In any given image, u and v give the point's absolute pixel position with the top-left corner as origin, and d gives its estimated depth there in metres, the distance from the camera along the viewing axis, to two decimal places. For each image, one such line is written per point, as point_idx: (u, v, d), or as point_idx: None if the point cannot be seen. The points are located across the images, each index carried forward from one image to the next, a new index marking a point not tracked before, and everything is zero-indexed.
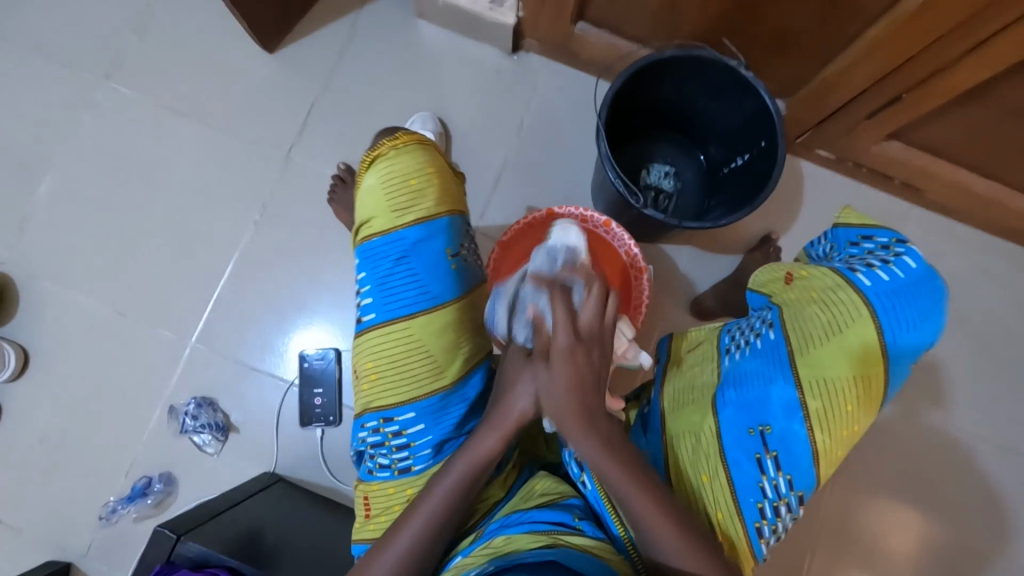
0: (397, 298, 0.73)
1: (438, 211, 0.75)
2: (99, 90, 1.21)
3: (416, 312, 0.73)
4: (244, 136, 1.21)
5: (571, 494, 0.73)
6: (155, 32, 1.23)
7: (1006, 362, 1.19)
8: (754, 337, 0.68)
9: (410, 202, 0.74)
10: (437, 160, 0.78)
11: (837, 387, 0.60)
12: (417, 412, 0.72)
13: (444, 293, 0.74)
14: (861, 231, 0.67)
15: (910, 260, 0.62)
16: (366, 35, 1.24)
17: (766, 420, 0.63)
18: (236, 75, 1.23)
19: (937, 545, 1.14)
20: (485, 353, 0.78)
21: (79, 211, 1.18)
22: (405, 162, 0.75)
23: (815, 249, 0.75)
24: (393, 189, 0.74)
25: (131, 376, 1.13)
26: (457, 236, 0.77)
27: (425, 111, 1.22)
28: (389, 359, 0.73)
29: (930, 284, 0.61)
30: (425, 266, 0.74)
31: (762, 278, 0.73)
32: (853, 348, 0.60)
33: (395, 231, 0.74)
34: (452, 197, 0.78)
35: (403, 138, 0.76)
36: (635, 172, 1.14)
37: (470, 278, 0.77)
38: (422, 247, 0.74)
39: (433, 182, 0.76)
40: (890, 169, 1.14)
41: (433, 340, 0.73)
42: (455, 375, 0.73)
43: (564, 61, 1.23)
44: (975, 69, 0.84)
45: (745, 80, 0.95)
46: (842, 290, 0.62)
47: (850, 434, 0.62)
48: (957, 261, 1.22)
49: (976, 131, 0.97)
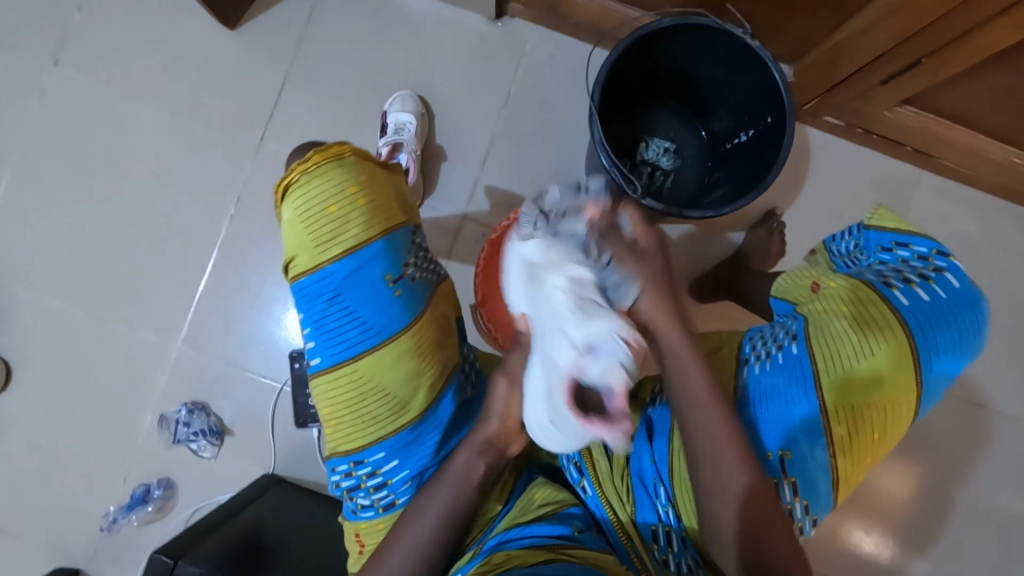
0: (338, 339, 0.69)
1: (367, 236, 0.69)
2: (48, 77, 1.12)
3: (362, 351, 0.69)
4: (211, 122, 1.13)
5: (572, 501, 0.69)
6: (102, 8, 1.13)
7: (1014, 332, 1.17)
8: (776, 350, 0.66)
9: (334, 234, 0.68)
10: (359, 175, 0.70)
11: (864, 409, 0.62)
12: (388, 450, 0.69)
13: (390, 324, 0.69)
14: (895, 236, 0.70)
15: (952, 279, 0.65)
16: (334, 4, 1.13)
17: (788, 443, 0.62)
18: (195, 54, 1.13)
19: (936, 515, 1.15)
20: (454, 371, 0.73)
21: (42, 211, 1.11)
22: (319, 188, 0.68)
23: (837, 245, 0.77)
24: (313, 222, 0.68)
25: (118, 383, 1.10)
26: (397, 257, 0.71)
27: (403, 89, 1.13)
28: (344, 403, 0.69)
29: (963, 306, 0.64)
30: (362, 300, 0.69)
31: (786, 286, 0.72)
32: (885, 373, 0.62)
33: (323, 267, 0.69)
34: (384, 214, 0.70)
35: (316, 160, 0.69)
36: (632, 148, 1.07)
37: (421, 299, 0.71)
38: (356, 279, 0.69)
39: (356, 204, 0.69)
40: (902, 136, 1.06)
41: (388, 375, 0.69)
42: (421, 406, 0.69)
43: (552, 26, 1.12)
44: (1004, 32, 0.75)
45: (750, 48, 0.87)
46: (877, 306, 0.64)
47: (869, 456, 0.64)
48: (970, 229, 1.17)
49: (998, 96, 0.90)
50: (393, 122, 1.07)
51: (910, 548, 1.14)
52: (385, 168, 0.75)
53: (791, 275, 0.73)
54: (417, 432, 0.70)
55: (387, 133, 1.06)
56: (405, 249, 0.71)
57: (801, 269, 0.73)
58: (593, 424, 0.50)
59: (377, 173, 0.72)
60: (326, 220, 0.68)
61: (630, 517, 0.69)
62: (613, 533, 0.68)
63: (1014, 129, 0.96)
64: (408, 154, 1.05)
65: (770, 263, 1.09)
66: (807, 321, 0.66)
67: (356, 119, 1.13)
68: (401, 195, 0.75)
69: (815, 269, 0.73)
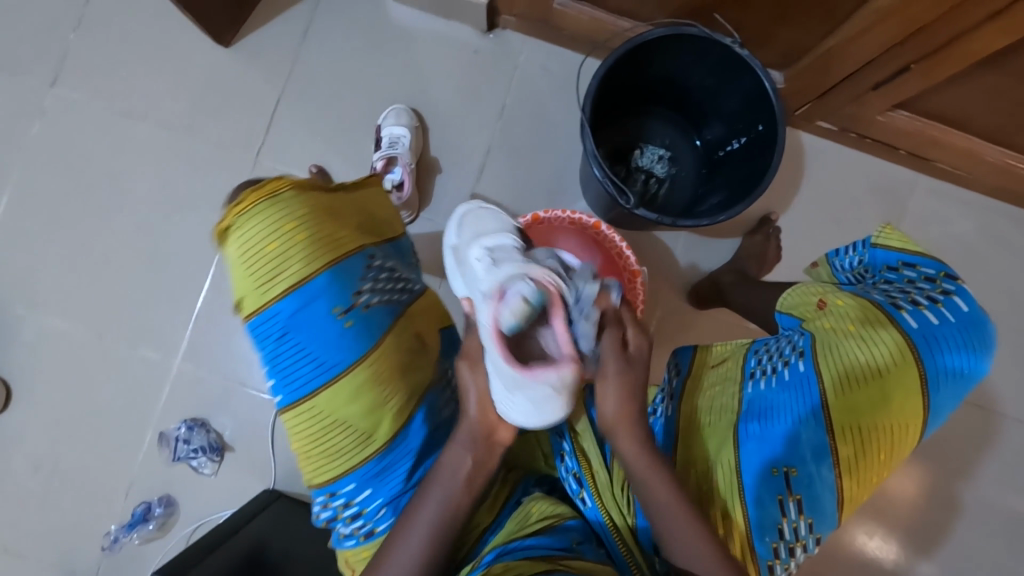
0: (294, 377, 0.69)
1: (310, 272, 0.68)
2: (46, 98, 1.13)
3: (318, 387, 0.68)
4: (207, 140, 1.13)
5: (570, 514, 0.68)
6: (99, 29, 1.14)
7: (1015, 333, 1.16)
8: (782, 366, 0.66)
9: (275, 274, 0.67)
10: (297, 209, 0.68)
11: (871, 431, 0.61)
12: (358, 480, 0.69)
13: (344, 357, 0.68)
14: (901, 256, 0.66)
15: (961, 302, 0.62)
16: (328, 20, 1.14)
17: (793, 462, 0.62)
18: (191, 72, 1.14)
19: (940, 518, 1.14)
20: (419, 396, 0.72)
21: (41, 230, 1.12)
22: (253, 229, 0.67)
23: (838, 259, 0.74)
24: (255, 264, 0.67)
25: (118, 401, 1.10)
26: (346, 288, 0.69)
27: (398, 102, 1.13)
28: (309, 439, 0.70)
29: (976, 329, 0.62)
30: (312, 337, 0.68)
31: (793, 301, 0.71)
32: (893, 394, 0.61)
33: (268, 308, 0.68)
34: (328, 247, 0.69)
35: (250, 198, 0.67)
36: (626, 157, 1.08)
37: (376, 326, 0.70)
38: (304, 316, 0.68)
39: (295, 240, 0.67)
40: (895, 139, 1.07)
41: (347, 407, 0.68)
42: (386, 434, 0.69)
43: (545, 37, 1.13)
44: (994, 36, 0.75)
45: (741, 58, 0.88)
46: (884, 329, 0.62)
47: (874, 476, 0.63)
48: (968, 231, 1.16)
49: (990, 99, 0.89)
50: (388, 135, 1.08)
51: (915, 552, 1.14)
52: (328, 194, 0.72)
53: (797, 291, 0.72)
54: (385, 462, 0.69)
55: (382, 147, 1.07)
56: (352, 279, 0.70)
57: (807, 285, 0.71)
58: (531, 370, 0.52)
59: (317, 203, 0.70)
60: (265, 261, 0.67)
61: (630, 527, 0.68)
62: (613, 544, 0.67)
63: (1008, 132, 0.96)
64: (402, 167, 1.06)
65: (767, 269, 1.09)
66: (814, 337, 0.65)
67: (352, 133, 1.13)
68: (348, 222, 0.72)
69: (822, 283, 0.71)
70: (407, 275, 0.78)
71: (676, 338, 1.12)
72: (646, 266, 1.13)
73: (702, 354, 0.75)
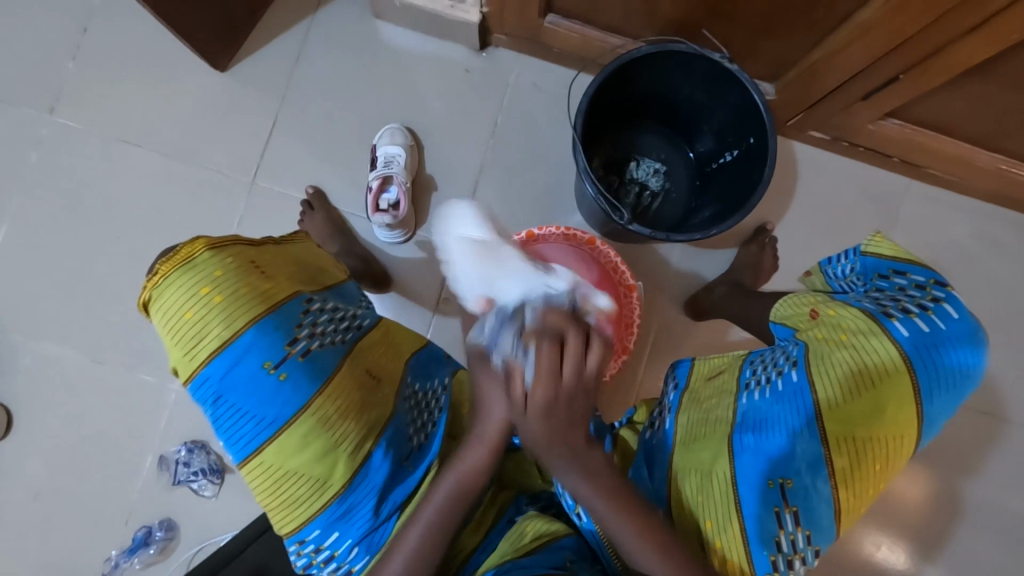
0: (236, 439, 0.63)
1: (234, 331, 0.60)
2: (44, 125, 1.14)
3: (262, 444, 0.62)
4: (204, 162, 1.14)
5: (564, 531, 0.67)
6: (96, 57, 1.15)
7: (1015, 337, 1.16)
8: (776, 376, 0.66)
9: (198, 341, 0.60)
10: (213, 269, 0.61)
11: (865, 442, 0.60)
12: (323, 526, 0.65)
13: (284, 410, 0.62)
14: (892, 264, 0.67)
15: (951, 309, 0.62)
16: (322, 43, 1.16)
17: (788, 473, 0.61)
18: (188, 97, 1.15)
19: (947, 525, 1.13)
20: (376, 434, 0.66)
21: (40, 256, 1.13)
22: (169, 298, 0.60)
23: (832, 266, 0.74)
24: (176, 335, 0.61)
25: (118, 425, 1.10)
26: (278, 339, 0.62)
27: (392, 122, 1.15)
28: (264, 495, 0.64)
29: (967, 336, 0.61)
30: (246, 397, 0.62)
31: (789, 313, 0.73)
32: (886, 403, 0.60)
33: (197, 375, 0.61)
34: (250, 302, 0.61)
35: (162, 266, 0.61)
36: (621, 170, 1.08)
37: (320, 369, 0.64)
38: (234, 378, 0.61)
39: (214, 301, 0.60)
40: (886, 147, 1.07)
41: (296, 461, 0.63)
42: (342, 479, 0.64)
43: (536, 54, 1.14)
44: (979, 47, 0.76)
45: (729, 72, 0.88)
46: (874, 337, 0.61)
47: (872, 488, 0.62)
48: (963, 236, 1.17)
49: (979, 106, 0.90)
50: (382, 155, 1.09)
51: (922, 560, 1.13)
52: (251, 248, 0.66)
53: (792, 301, 0.73)
54: (348, 503, 0.65)
55: (377, 167, 1.08)
56: (283, 330, 0.63)
57: (802, 294, 0.73)
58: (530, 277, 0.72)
59: (237, 258, 0.64)
60: (186, 330, 0.60)
61: None
62: (608, 558, 0.67)
63: (999, 138, 0.96)
64: (398, 187, 1.07)
65: (762, 279, 1.10)
66: (807, 348, 0.65)
67: (347, 153, 1.15)
68: (277, 274, 0.66)
69: (817, 293, 0.72)
70: (351, 314, 0.73)
71: (674, 349, 1.12)
72: (641, 279, 1.13)
73: (699, 366, 0.77)
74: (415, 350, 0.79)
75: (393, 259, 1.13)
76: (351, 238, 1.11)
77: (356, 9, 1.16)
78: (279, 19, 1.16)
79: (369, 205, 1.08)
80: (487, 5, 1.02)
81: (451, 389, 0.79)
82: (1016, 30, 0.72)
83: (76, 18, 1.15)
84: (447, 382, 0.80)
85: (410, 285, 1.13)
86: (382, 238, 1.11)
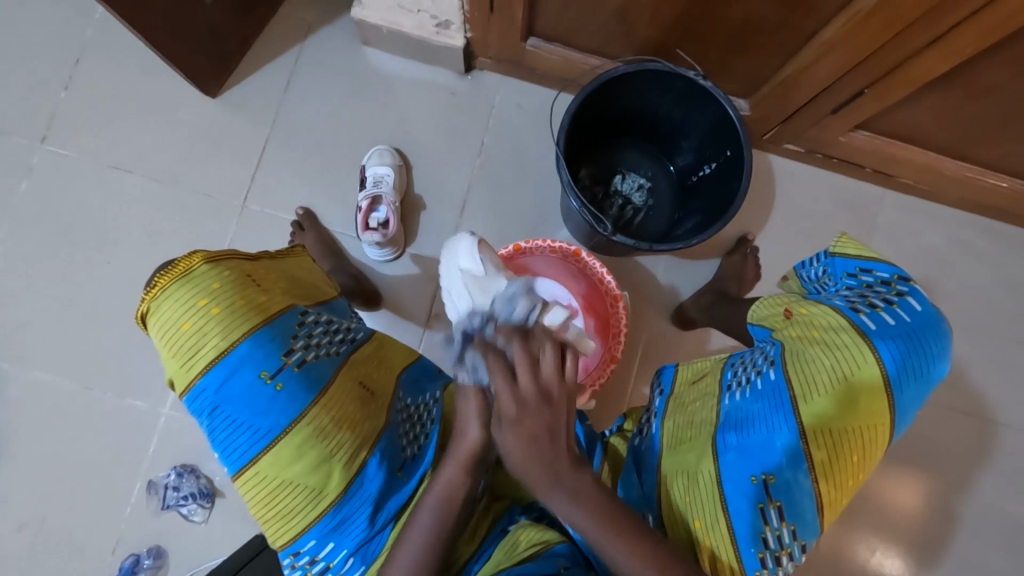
0: (232, 450, 0.63)
1: (231, 342, 0.61)
2: (36, 154, 1.16)
3: (258, 455, 0.62)
4: (194, 187, 1.16)
5: (558, 539, 0.67)
6: (89, 86, 1.18)
7: (992, 338, 1.19)
8: (756, 376, 0.67)
9: (195, 352, 0.61)
10: (211, 282, 0.62)
11: (841, 434, 0.62)
12: (319, 537, 0.65)
13: (280, 420, 0.62)
14: (858, 263, 0.70)
15: (915, 302, 0.64)
16: (312, 69, 1.19)
17: (769, 469, 0.62)
18: (179, 123, 1.17)
19: (939, 528, 1.14)
20: (371, 442, 0.67)
21: (29, 283, 1.13)
22: (167, 309, 0.61)
23: (806, 270, 0.77)
24: (173, 347, 0.61)
25: (106, 451, 1.09)
26: (274, 350, 0.63)
27: (381, 144, 1.17)
28: (258, 507, 0.64)
29: (933, 327, 0.63)
30: (242, 407, 0.62)
31: (766, 313, 0.75)
32: (859, 394, 0.62)
33: (193, 386, 0.62)
34: (247, 314, 0.63)
35: (161, 280, 0.62)
36: (606, 185, 1.12)
37: (315, 380, 0.65)
38: (231, 389, 0.62)
39: (212, 313, 0.61)
40: (859, 157, 1.11)
41: (293, 471, 0.63)
42: (337, 487, 0.64)
43: (519, 76, 1.18)
44: (937, 60, 0.80)
45: (704, 89, 0.92)
46: (844, 332, 0.63)
47: (851, 480, 0.63)
48: (938, 242, 1.20)
49: (943, 116, 0.94)
50: (372, 176, 1.11)
51: (918, 563, 1.13)
52: (247, 261, 0.68)
53: (768, 303, 0.76)
54: (343, 513, 0.65)
55: (366, 187, 1.11)
56: (280, 341, 0.64)
57: (777, 296, 0.75)
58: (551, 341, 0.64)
59: (234, 271, 0.65)
60: (183, 342, 0.61)
61: None
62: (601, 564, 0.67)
63: (965, 146, 1.00)
64: (387, 206, 1.09)
65: (746, 288, 1.12)
66: (783, 346, 0.67)
67: (337, 175, 1.17)
68: (273, 287, 0.68)
69: (791, 294, 0.74)
70: (345, 327, 0.73)
71: (663, 359, 1.14)
72: (629, 291, 1.15)
73: (683, 371, 0.78)
74: (405, 365, 0.80)
75: (384, 277, 1.14)
76: (342, 257, 1.12)
77: (345, 37, 1.20)
78: (270, 47, 1.19)
79: (359, 224, 1.09)
80: (470, 30, 1.06)
81: (443, 401, 0.79)
82: (971, 44, 0.76)
83: (69, 50, 1.18)
84: (440, 395, 0.80)
85: (401, 302, 1.14)
86: (373, 256, 1.13)
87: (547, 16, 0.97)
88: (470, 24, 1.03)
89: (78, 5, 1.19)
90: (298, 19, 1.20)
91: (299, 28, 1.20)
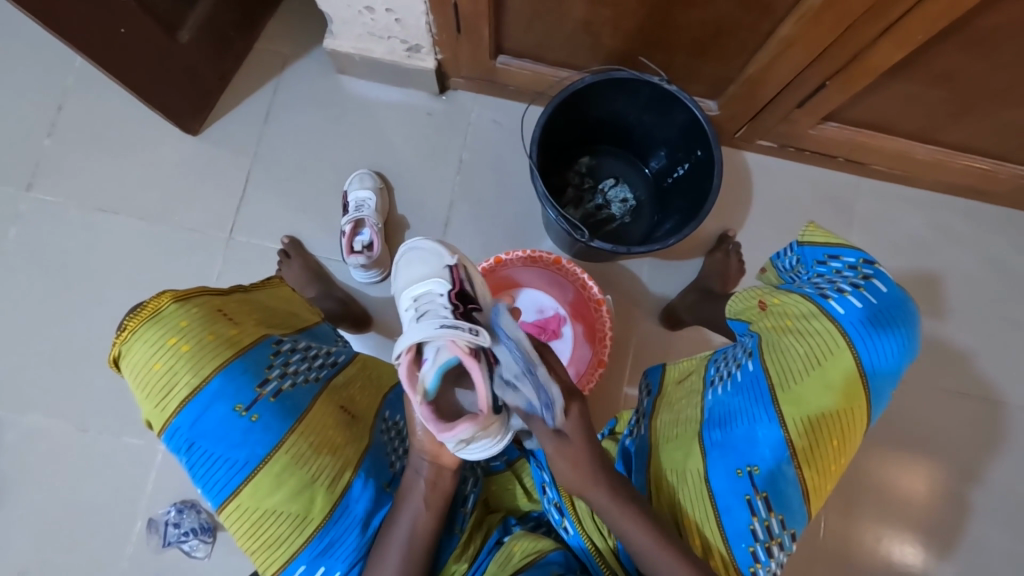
0: (212, 483, 0.63)
1: (202, 378, 0.62)
2: (24, 202, 1.17)
3: (238, 486, 0.62)
4: (180, 224, 1.18)
5: (553, 546, 0.67)
6: (73, 133, 1.20)
7: (977, 315, 1.20)
8: (735, 369, 0.69)
9: (168, 391, 0.62)
10: (179, 320, 0.63)
11: (820, 421, 0.62)
12: (307, 563, 0.65)
13: (257, 450, 0.63)
14: (826, 249, 0.71)
15: (880, 284, 0.65)
16: (290, 101, 1.21)
17: (754, 460, 0.63)
18: (163, 163, 1.19)
19: (942, 510, 1.13)
20: (354, 464, 0.67)
21: (21, 330, 1.13)
22: (137, 352, 0.62)
23: (780, 261, 0.78)
24: (146, 388, 0.62)
25: (106, 494, 1.09)
26: (248, 381, 0.64)
27: (362, 168, 1.19)
28: (243, 539, 0.64)
29: (900, 304, 0.65)
30: (219, 441, 0.62)
31: (740, 306, 0.75)
32: (834, 377, 0.63)
33: (169, 424, 0.62)
34: (217, 350, 0.63)
35: (130, 322, 0.63)
36: (582, 192, 1.13)
37: (291, 407, 0.65)
38: (206, 423, 0.62)
39: (181, 351, 0.62)
40: (829, 148, 1.13)
41: (273, 499, 0.63)
42: (321, 511, 0.64)
43: (492, 92, 1.20)
44: (890, 49, 0.83)
45: (670, 92, 0.95)
46: (815, 319, 0.65)
47: (834, 464, 0.64)
48: (915, 226, 1.22)
49: (905, 102, 0.96)
50: (354, 200, 1.13)
51: (926, 549, 1.12)
52: (218, 296, 0.69)
53: (743, 295, 0.76)
54: (329, 537, 0.65)
55: (349, 211, 1.12)
56: (252, 374, 0.64)
57: (751, 289, 0.76)
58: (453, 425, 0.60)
59: (203, 307, 0.65)
60: (155, 381, 0.62)
61: (613, 549, 0.69)
62: (596, 568, 0.68)
63: (931, 130, 1.02)
64: (370, 228, 1.11)
65: (731, 285, 1.13)
66: (760, 337, 0.68)
67: (320, 201, 1.19)
68: (244, 320, 0.68)
69: (765, 286, 0.75)
70: (325, 351, 0.75)
71: (654, 360, 1.15)
72: (615, 295, 1.16)
73: (671, 372, 0.80)
74: (391, 384, 0.81)
75: (373, 298, 1.16)
76: (330, 282, 1.14)
77: (321, 67, 1.22)
78: (247, 83, 1.22)
79: (344, 247, 1.11)
80: (442, 52, 1.09)
81: None
82: (921, 31, 0.78)
83: (53, 99, 1.21)
84: None
85: (390, 324, 1.15)
86: (360, 278, 1.14)
87: (513, 34, 1.00)
88: (439, 45, 1.06)
89: (59, 55, 1.22)
90: (275, 54, 1.23)
91: (276, 62, 1.22)
